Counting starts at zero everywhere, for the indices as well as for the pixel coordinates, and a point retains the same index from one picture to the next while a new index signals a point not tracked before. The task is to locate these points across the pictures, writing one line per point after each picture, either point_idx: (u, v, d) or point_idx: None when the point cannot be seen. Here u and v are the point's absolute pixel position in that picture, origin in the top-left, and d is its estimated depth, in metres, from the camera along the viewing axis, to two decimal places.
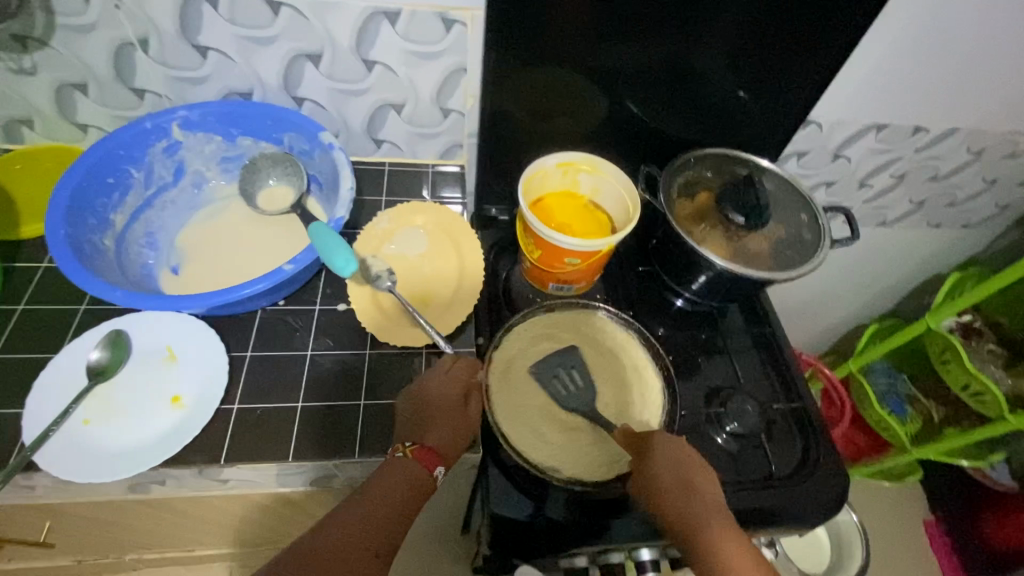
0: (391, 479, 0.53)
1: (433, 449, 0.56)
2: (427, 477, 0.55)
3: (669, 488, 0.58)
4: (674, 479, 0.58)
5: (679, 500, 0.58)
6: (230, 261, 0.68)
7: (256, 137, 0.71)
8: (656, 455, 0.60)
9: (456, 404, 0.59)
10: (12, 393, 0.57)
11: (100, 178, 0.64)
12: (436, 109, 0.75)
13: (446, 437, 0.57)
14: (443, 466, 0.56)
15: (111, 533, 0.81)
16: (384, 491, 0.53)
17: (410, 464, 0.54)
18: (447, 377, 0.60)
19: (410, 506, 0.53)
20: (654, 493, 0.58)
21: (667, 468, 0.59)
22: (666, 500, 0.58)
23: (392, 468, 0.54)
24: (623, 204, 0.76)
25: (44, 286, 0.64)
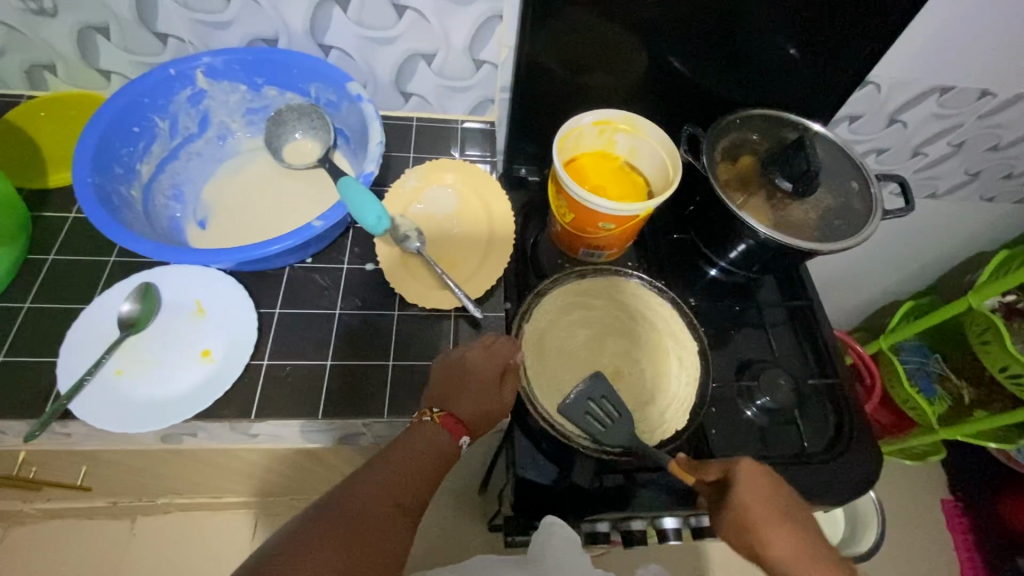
0: (420, 442, 0.53)
1: (460, 419, 0.55)
2: (453, 447, 0.54)
3: (771, 523, 0.53)
4: (756, 506, 0.53)
5: (786, 537, 0.52)
6: (257, 216, 0.66)
7: (281, 88, 0.68)
8: (748, 487, 0.54)
9: (492, 382, 0.57)
10: (47, 342, 0.57)
11: (125, 128, 0.62)
12: (468, 61, 0.71)
13: (476, 409, 0.55)
14: (468, 437, 0.55)
15: (143, 479, 0.83)
16: (415, 455, 0.52)
17: (438, 432, 0.54)
18: (485, 351, 0.57)
19: (437, 473, 0.52)
20: (757, 529, 0.53)
21: (764, 501, 0.54)
22: (769, 538, 0.52)
23: (422, 432, 0.54)
24: (661, 167, 0.72)
25: (74, 236, 0.64)
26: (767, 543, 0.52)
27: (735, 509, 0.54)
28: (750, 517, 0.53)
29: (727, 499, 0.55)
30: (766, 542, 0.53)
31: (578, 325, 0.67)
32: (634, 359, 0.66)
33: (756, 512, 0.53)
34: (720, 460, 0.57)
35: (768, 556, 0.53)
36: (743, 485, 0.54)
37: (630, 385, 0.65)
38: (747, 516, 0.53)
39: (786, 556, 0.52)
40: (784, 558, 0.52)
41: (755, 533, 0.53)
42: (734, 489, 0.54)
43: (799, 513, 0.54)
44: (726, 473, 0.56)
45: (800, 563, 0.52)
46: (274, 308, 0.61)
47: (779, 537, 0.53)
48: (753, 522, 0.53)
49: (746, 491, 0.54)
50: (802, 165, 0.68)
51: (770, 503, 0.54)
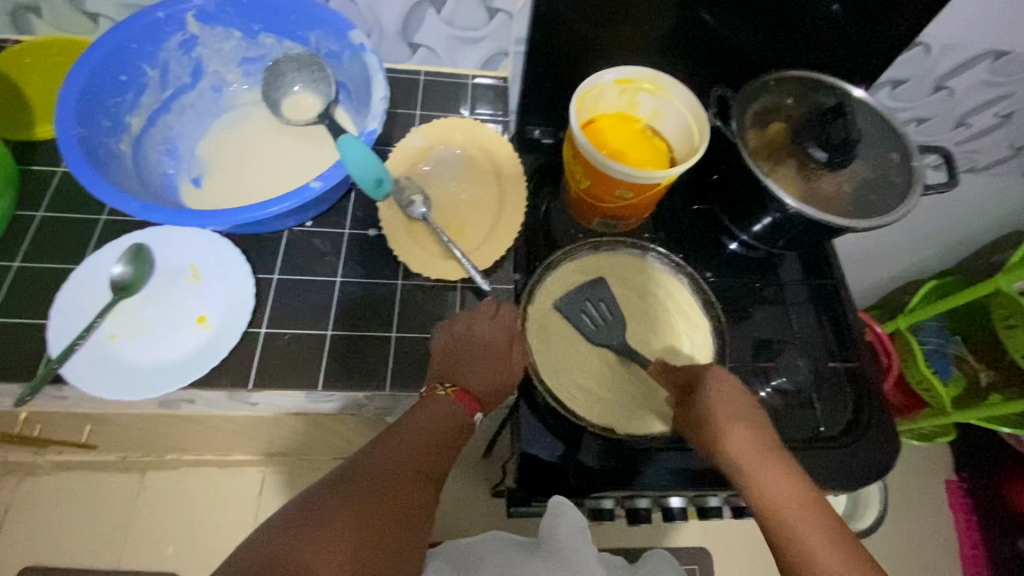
0: (430, 417, 0.51)
1: (473, 394, 0.53)
2: (467, 422, 0.52)
3: (732, 419, 0.53)
4: (722, 406, 0.53)
5: (744, 433, 0.52)
6: (255, 176, 0.63)
7: (279, 35, 0.63)
8: (716, 384, 0.55)
9: (499, 355, 0.54)
10: (40, 304, 0.55)
11: (112, 75, 0.58)
12: (481, 9, 0.65)
13: (488, 382, 0.53)
14: (482, 412, 0.54)
15: (150, 437, 0.82)
16: (423, 430, 0.50)
17: (451, 407, 0.52)
18: (490, 323, 0.55)
19: (448, 449, 0.50)
20: (715, 423, 0.53)
21: (729, 399, 0.54)
22: (729, 432, 0.52)
23: (434, 407, 0.51)
24: (687, 130, 0.68)
25: (64, 193, 0.60)
26: (725, 437, 0.52)
27: (700, 405, 0.54)
28: (712, 413, 0.54)
29: (690, 398, 0.55)
30: (723, 439, 0.52)
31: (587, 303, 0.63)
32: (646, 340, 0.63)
33: (720, 410, 0.53)
34: (688, 367, 0.57)
35: (725, 452, 0.52)
36: (711, 382, 0.55)
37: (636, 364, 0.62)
38: (707, 412, 0.54)
39: (743, 451, 0.52)
40: (739, 455, 0.52)
41: (715, 429, 0.53)
42: (699, 387, 0.55)
43: (765, 425, 0.54)
44: (695, 375, 0.56)
45: (751, 462, 0.51)
46: (272, 274, 0.58)
47: (737, 434, 0.52)
48: (715, 416, 0.53)
49: (712, 388, 0.54)
50: (841, 135, 0.64)
51: (734, 404, 0.54)
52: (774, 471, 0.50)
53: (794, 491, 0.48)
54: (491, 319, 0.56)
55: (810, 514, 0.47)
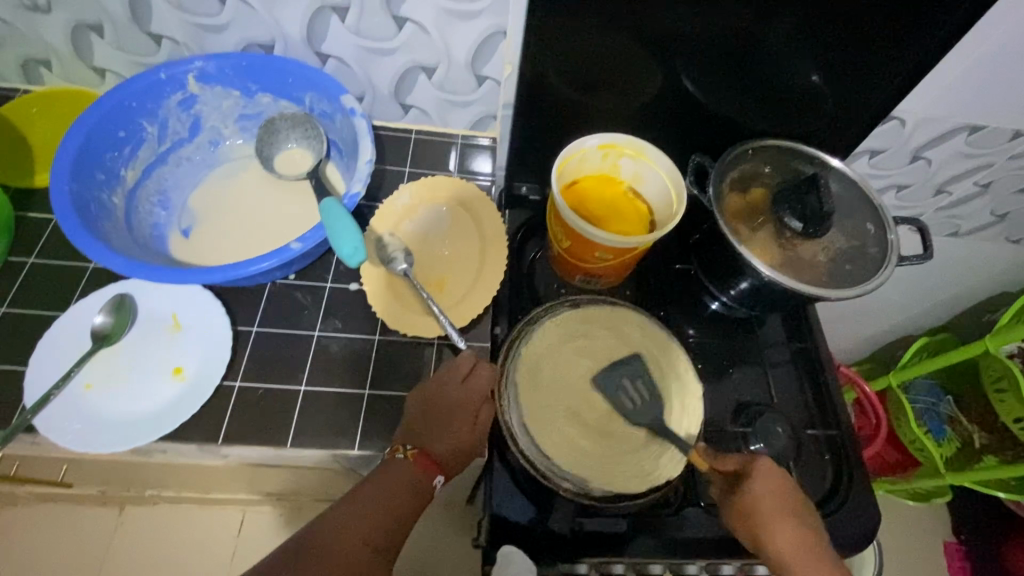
0: (391, 481, 0.51)
1: (434, 457, 0.53)
2: (427, 486, 0.52)
3: (780, 516, 0.54)
4: (773, 505, 0.55)
5: (793, 532, 0.54)
6: (242, 229, 0.64)
7: (275, 95, 0.66)
8: (762, 483, 0.56)
9: (466, 417, 0.55)
10: (20, 349, 0.56)
11: (110, 131, 0.60)
12: (470, 76, 0.68)
13: (453, 445, 0.53)
14: (442, 475, 0.53)
15: (124, 479, 0.81)
16: (382, 496, 0.50)
17: (410, 470, 0.52)
18: (461, 383, 0.55)
19: (407, 516, 0.50)
20: (766, 523, 0.54)
21: (778, 497, 0.55)
22: (778, 532, 0.53)
23: (394, 471, 0.52)
24: (666, 195, 0.70)
25: (57, 239, 0.62)
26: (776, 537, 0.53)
27: (748, 500, 0.55)
28: (760, 509, 0.55)
29: (739, 490, 0.56)
30: (771, 536, 0.53)
31: (579, 358, 0.63)
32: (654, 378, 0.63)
33: (767, 508, 0.54)
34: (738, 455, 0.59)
35: (769, 547, 0.54)
36: (761, 481, 0.56)
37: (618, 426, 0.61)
38: (757, 508, 0.55)
39: (789, 549, 0.53)
40: (783, 552, 0.53)
41: (762, 525, 0.54)
42: (750, 482, 0.56)
43: (808, 518, 0.56)
44: (746, 467, 0.57)
45: (795, 557, 0.53)
46: (251, 326, 0.59)
47: (786, 533, 0.54)
48: (764, 512, 0.55)
49: (760, 487, 0.55)
50: (815, 206, 0.64)
51: (783, 502, 0.55)
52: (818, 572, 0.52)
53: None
54: (463, 377, 0.56)
55: None
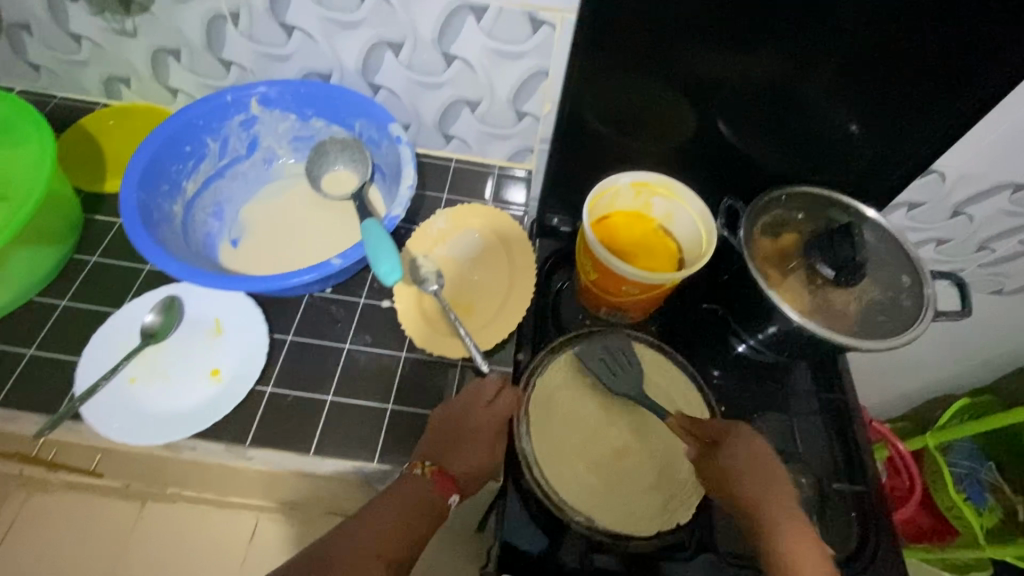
0: (408, 496, 0.52)
1: (452, 475, 0.54)
2: (443, 504, 0.53)
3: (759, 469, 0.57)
4: (755, 470, 0.57)
5: (771, 494, 0.56)
6: (288, 244, 0.68)
7: (328, 120, 0.71)
8: (741, 447, 0.58)
9: (486, 440, 0.56)
10: (76, 341, 0.60)
11: (178, 146, 0.65)
12: (511, 111, 0.71)
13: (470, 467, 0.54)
14: (458, 495, 0.54)
15: (150, 474, 0.83)
16: (398, 509, 0.51)
17: (428, 485, 0.53)
18: (483, 406, 0.57)
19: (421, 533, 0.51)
20: (743, 481, 0.56)
21: (760, 462, 0.58)
22: (760, 489, 0.56)
23: (412, 484, 0.53)
24: (697, 234, 0.71)
25: (118, 241, 0.67)
26: (759, 498, 0.56)
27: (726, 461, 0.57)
28: (739, 471, 0.57)
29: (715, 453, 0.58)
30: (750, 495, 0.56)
31: (592, 393, 0.65)
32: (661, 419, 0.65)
33: (747, 471, 0.57)
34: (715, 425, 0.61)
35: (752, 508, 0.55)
36: (740, 445, 0.58)
37: (627, 463, 0.62)
38: (736, 469, 0.57)
39: (766, 507, 0.55)
40: (764, 511, 0.55)
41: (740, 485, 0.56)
42: (730, 446, 0.58)
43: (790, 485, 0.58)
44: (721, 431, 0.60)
45: (775, 516, 0.55)
46: (287, 335, 0.62)
47: (763, 494, 0.56)
48: (739, 473, 0.57)
49: (739, 450, 0.58)
50: (848, 255, 0.64)
51: (763, 466, 0.58)
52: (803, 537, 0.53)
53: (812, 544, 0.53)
54: (487, 400, 0.57)
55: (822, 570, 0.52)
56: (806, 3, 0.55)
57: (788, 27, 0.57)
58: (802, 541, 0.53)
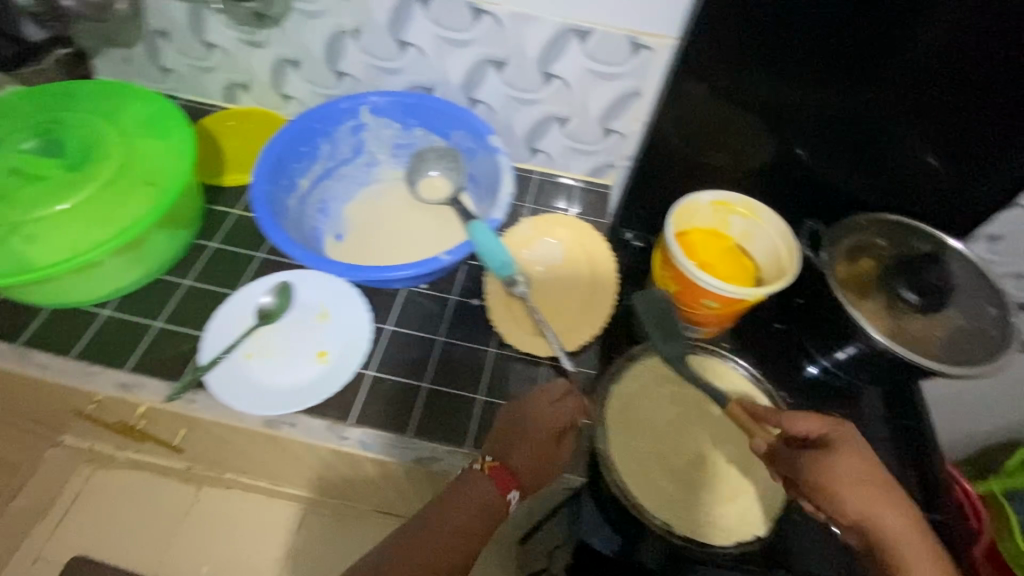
0: (471, 492, 0.54)
1: (511, 471, 0.55)
2: (501, 500, 0.55)
3: (882, 494, 0.55)
4: (869, 478, 0.54)
5: (891, 506, 0.54)
6: (388, 243, 0.74)
7: (429, 130, 0.76)
8: (841, 455, 0.55)
9: (546, 440, 0.56)
10: (197, 318, 0.66)
11: (297, 147, 0.71)
12: (600, 128, 0.75)
13: (528, 465, 0.55)
14: (517, 490, 0.55)
15: (226, 455, 0.88)
16: (459, 506, 0.54)
17: (486, 481, 0.55)
18: (544, 407, 0.57)
19: (480, 525, 0.54)
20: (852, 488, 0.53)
21: (865, 467, 0.55)
22: (879, 503, 0.54)
23: (475, 480, 0.55)
24: (777, 255, 0.73)
25: (233, 230, 0.73)
26: (879, 509, 0.54)
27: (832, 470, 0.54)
28: (846, 478, 0.54)
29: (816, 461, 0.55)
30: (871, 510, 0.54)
31: (669, 401, 0.67)
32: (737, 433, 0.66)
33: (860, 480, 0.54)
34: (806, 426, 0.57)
35: (877, 528, 0.53)
36: (843, 449, 0.55)
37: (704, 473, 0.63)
38: (844, 477, 0.54)
39: (893, 525, 0.53)
40: (891, 528, 0.53)
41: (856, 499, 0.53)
42: (831, 455, 0.55)
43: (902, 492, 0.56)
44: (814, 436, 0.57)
45: (902, 529, 0.53)
46: (386, 324, 0.67)
47: (885, 505, 0.54)
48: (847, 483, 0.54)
49: (841, 461, 0.54)
50: (934, 282, 0.66)
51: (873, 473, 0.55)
52: (925, 547, 0.53)
53: (941, 571, 0.52)
54: (546, 400, 0.58)
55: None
56: (897, 42, 0.59)
57: (878, 64, 0.61)
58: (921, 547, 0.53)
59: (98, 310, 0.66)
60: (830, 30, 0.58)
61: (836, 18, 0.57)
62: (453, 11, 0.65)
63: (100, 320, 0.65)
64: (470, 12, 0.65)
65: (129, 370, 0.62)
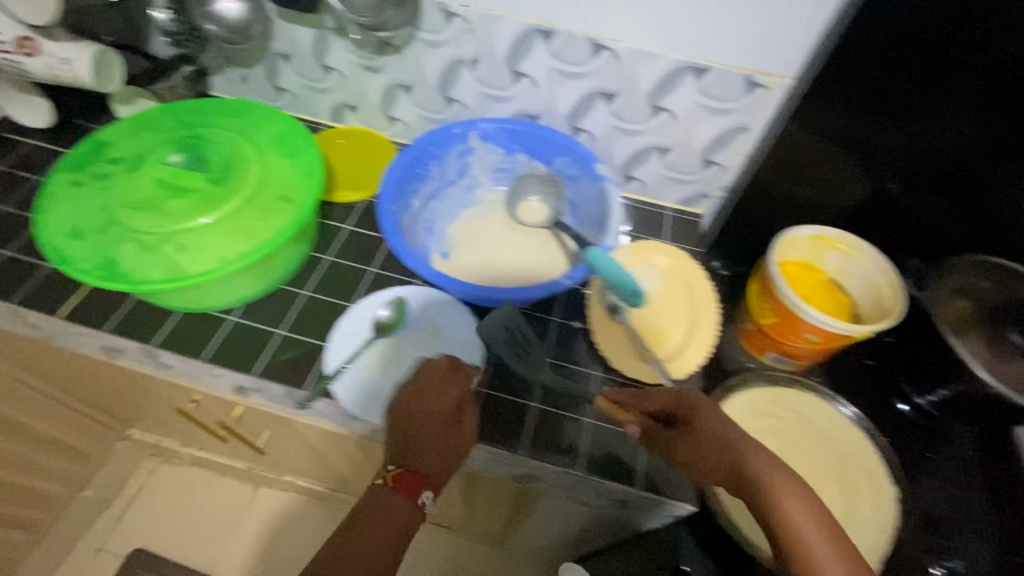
0: (388, 506, 0.53)
1: (419, 472, 0.55)
2: (416, 503, 0.54)
3: (751, 442, 0.51)
4: (714, 434, 0.52)
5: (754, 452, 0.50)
6: (492, 263, 0.76)
7: (532, 156, 0.79)
8: (703, 414, 0.54)
9: (445, 428, 0.58)
10: (317, 328, 0.69)
11: (414, 169, 0.75)
12: (700, 160, 0.77)
13: (438, 461, 0.56)
14: (430, 491, 0.55)
15: (315, 457, 0.92)
16: (377, 523, 0.52)
17: (398, 490, 0.54)
18: (431, 393, 0.59)
19: (405, 537, 0.53)
20: (726, 446, 0.51)
21: (711, 424, 0.53)
22: (744, 453, 0.50)
23: (386, 491, 0.54)
24: (875, 291, 0.73)
25: (346, 245, 0.77)
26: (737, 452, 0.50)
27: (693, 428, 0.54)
28: (703, 434, 0.53)
29: (683, 425, 0.55)
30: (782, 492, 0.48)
31: (767, 434, 0.70)
32: (837, 469, 0.68)
33: (728, 439, 0.51)
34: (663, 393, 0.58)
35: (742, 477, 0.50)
36: (704, 409, 0.55)
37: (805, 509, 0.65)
38: (700, 432, 0.53)
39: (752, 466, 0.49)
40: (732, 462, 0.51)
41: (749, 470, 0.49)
42: (691, 414, 0.55)
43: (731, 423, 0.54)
44: (671, 399, 0.57)
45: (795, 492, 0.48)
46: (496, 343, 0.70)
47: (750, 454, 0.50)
48: (697, 434, 0.53)
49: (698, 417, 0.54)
50: None
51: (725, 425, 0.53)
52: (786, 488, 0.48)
53: (815, 517, 0.47)
54: (429, 385, 0.59)
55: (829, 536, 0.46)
56: (999, 75, 0.57)
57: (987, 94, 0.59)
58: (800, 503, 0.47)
59: (224, 316, 0.70)
60: (934, 59, 0.57)
61: (950, 51, 0.57)
62: (573, 45, 0.68)
63: (228, 326, 0.69)
64: (591, 47, 0.68)
65: (257, 374, 0.65)
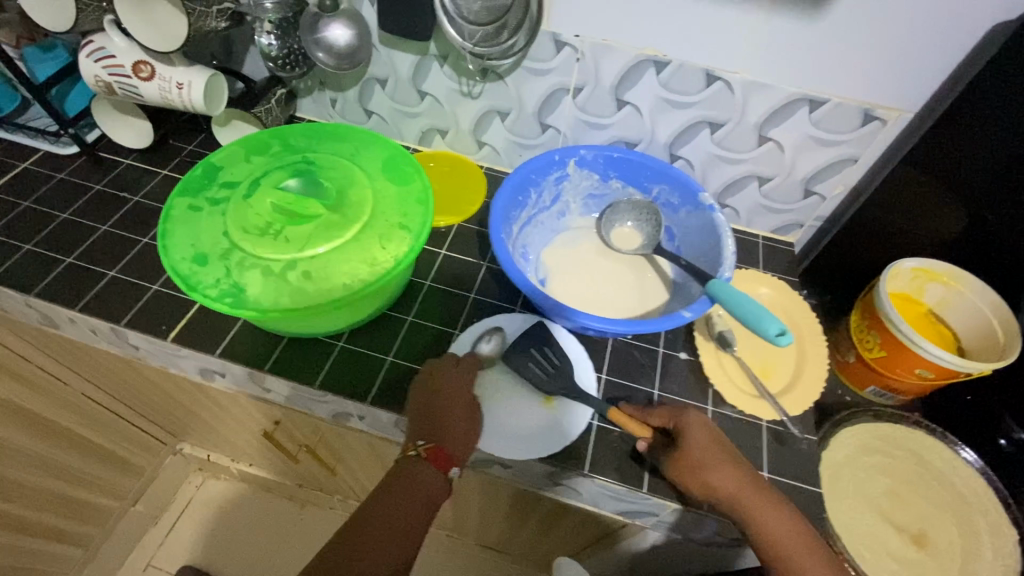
0: (417, 482, 0.56)
1: (445, 451, 0.57)
2: (444, 477, 0.57)
3: (724, 461, 0.55)
4: (704, 454, 0.56)
5: (733, 473, 0.55)
6: (589, 289, 0.75)
7: (627, 183, 0.79)
8: (694, 435, 0.57)
9: (466, 409, 0.60)
10: (423, 355, 0.69)
11: (517, 196, 0.74)
12: (800, 189, 0.77)
13: (463, 440, 0.58)
14: (457, 466, 0.58)
15: None
16: (402, 498, 0.56)
17: (425, 467, 0.57)
18: (454, 374, 0.62)
19: (433, 505, 0.57)
20: (709, 469, 0.55)
21: (705, 441, 0.57)
22: (721, 475, 0.55)
23: (411, 469, 0.57)
24: (982, 325, 0.70)
25: (444, 270, 0.77)
26: (716, 477, 0.55)
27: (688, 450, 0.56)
28: (699, 455, 0.56)
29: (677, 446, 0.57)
30: (757, 511, 0.54)
31: (877, 472, 0.69)
32: (955, 510, 0.66)
33: (711, 459, 0.55)
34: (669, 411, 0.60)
35: (719, 494, 0.54)
36: (694, 431, 0.57)
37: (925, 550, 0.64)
38: (694, 454, 0.56)
39: (732, 487, 0.54)
40: (726, 488, 0.54)
41: (725, 490, 0.54)
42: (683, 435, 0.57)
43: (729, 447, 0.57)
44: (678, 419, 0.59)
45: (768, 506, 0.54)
46: (602, 373, 0.69)
47: (728, 474, 0.55)
48: (698, 460, 0.56)
49: (691, 439, 0.57)
50: None
51: (714, 446, 0.56)
52: (764, 507, 0.54)
53: (791, 523, 0.54)
54: (453, 368, 0.63)
55: (806, 546, 0.53)
56: None
57: None
58: (780, 520, 0.53)
59: (332, 342, 0.69)
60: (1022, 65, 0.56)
61: None
62: (685, 76, 0.69)
63: (337, 351, 0.68)
64: (704, 77, 0.68)
65: (370, 403, 0.65)
